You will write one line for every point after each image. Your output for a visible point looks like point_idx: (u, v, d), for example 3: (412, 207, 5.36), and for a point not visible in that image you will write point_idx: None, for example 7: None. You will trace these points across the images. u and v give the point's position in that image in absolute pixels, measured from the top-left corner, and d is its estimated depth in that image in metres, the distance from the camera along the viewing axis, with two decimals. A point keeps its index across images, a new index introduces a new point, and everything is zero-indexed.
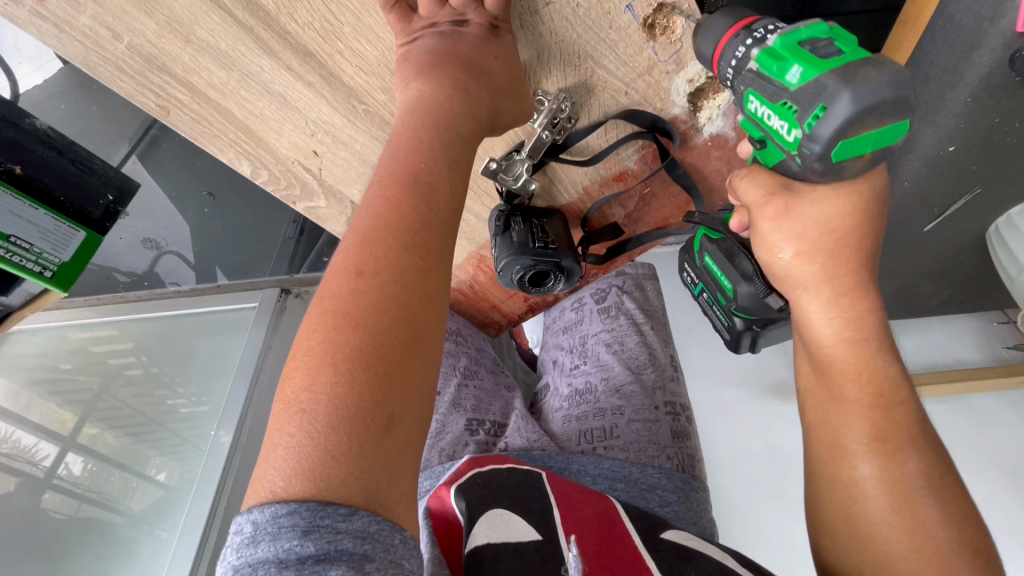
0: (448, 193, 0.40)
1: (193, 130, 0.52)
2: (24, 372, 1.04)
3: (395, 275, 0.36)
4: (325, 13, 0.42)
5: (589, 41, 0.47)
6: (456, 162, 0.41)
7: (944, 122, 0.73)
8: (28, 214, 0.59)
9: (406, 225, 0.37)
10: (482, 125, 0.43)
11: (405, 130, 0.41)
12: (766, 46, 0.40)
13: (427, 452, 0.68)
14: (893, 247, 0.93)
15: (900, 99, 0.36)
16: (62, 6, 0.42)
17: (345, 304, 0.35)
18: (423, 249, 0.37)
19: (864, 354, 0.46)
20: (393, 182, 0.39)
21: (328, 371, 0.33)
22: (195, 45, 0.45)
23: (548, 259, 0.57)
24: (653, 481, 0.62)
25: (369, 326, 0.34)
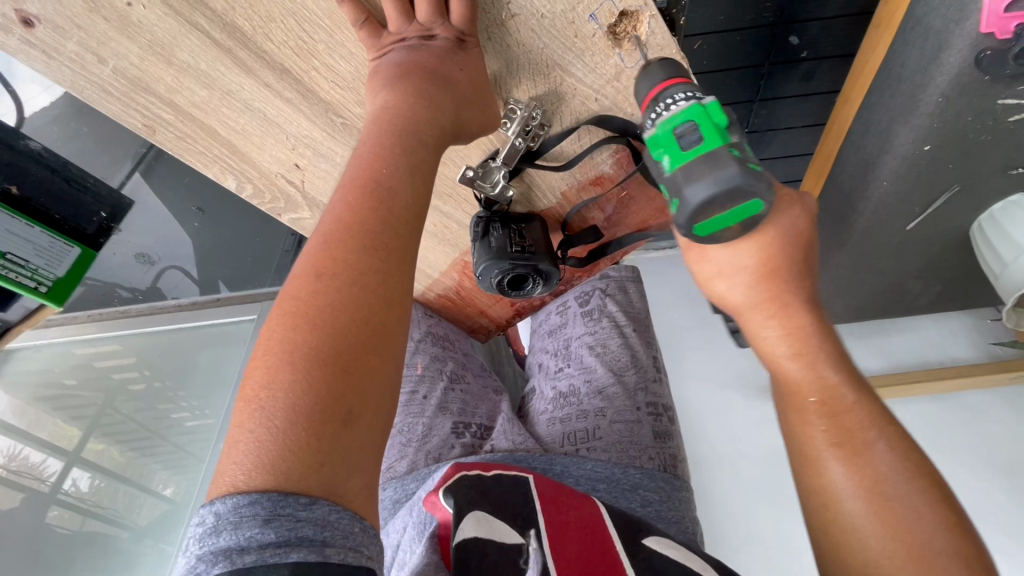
0: (410, 199, 0.41)
1: (179, 147, 0.54)
2: (29, 389, 1.04)
3: (353, 277, 0.37)
4: (299, 32, 0.44)
5: (556, 50, 0.49)
6: (420, 169, 0.43)
7: (918, 122, 0.75)
8: (24, 231, 0.61)
9: (364, 229, 0.39)
10: (446, 133, 0.45)
11: (369, 139, 0.43)
12: (651, 131, 0.44)
13: (413, 455, 0.69)
14: (878, 245, 0.94)
15: (744, 190, 0.41)
16: (50, 34, 0.44)
17: (305, 306, 0.36)
18: (382, 252, 0.39)
19: (811, 364, 0.46)
20: (353, 190, 0.41)
21: (288, 369, 0.34)
22: (176, 66, 0.47)
23: (529, 265, 0.58)
24: (634, 481, 0.63)
25: (328, 326, 0.35)
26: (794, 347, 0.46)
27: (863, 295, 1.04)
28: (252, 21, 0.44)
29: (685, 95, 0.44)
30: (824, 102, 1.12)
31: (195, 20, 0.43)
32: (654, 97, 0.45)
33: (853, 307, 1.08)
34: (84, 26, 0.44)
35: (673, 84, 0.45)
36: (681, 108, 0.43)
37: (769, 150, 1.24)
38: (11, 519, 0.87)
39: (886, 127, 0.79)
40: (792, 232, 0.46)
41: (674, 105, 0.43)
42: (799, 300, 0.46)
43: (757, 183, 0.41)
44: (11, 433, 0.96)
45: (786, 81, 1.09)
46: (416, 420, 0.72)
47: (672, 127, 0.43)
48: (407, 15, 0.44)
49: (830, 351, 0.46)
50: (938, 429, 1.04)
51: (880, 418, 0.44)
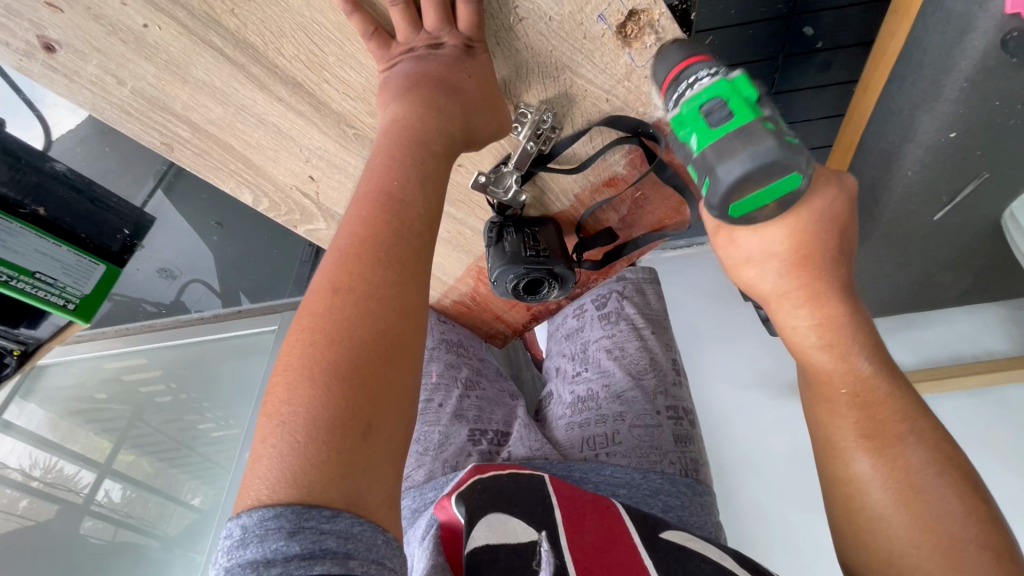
0: (422, 209, 0.41)
1: (197, 163, 0.54)
2: (61, 404, 1.09)
3: (368, 290, 0.37)
4: (309, 45, 0.45)
5: (565, 52, 0.48)
6: (430, 180, 0.43)
7: (943, 109, 0.72)
8: (52, 250, 0.63)
9: (378, 242, 0.39)
10: (456, 139, 0.45)
11: (381, 152, 0.43)
12: (676, 110, 0.41)
13: (431, 464, 0.69)
14: (904, 237, 0.91)
15: (782, 164, 0.37)
16: (70, 58, 0.45)
17: (321, 321, 0.36)
18: (396, 264, 0.39)
19: (846, 358, 0.45)
20: (366, 204, 0.41)
21: (307, 385, 0.34)
22: (192, 84, 0.47)
23: (544, 269, 0.58)
24: (654, 486, 0.62)
25: (344, 340, 0.35)
26: (827, 340, 0.44)
27: (891, 289, 1.02)
28: (264, 37, 0.44)
29: (708, 71, 0.41)
30: (841, 93, 1.10)
31: (208, 39, 0.44)
32: (676, 77, 0.43)
33: (878, 302, 1.06)
34: (102, 49, 0.44)
35: (694, 62, 0.43)
36: (704, 86, 0.40)
37: None
38: (44, 531, 0.90)
39: (909, 115, 0.77)
40: (829, 217, 0.43)
41: (697, 83, 0.41)
42: (833, 290, 0.44)
43: (797, 155, 0.37)
44: (46, 447, 1.00)
45: (800, 73, 1.08)
46: (433, 428, 0.72)
47: (697, 105, 0.40)
48: (416, 25, 0.44)
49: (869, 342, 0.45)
50: (976, 425, 1.00)
51: (907, 407, 0.44)
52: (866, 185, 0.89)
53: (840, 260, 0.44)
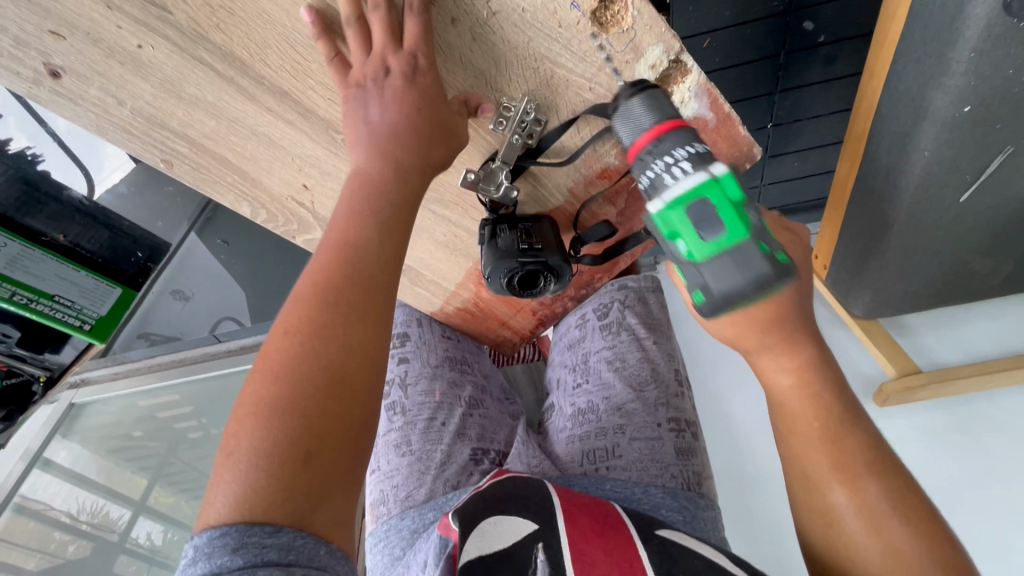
0: (376, 252, 0.44)
1: (196, 177, 0.57)
2: (98, 441, 1.28)
3: (316, 331, 0.40)
4: (292, 54, 0.47)
5: (542, 42, 0.49)
6: (385, 222, 0.45)
7: (952, 83, 0.69)
8: (72, 275, 0.67)
9: (329, 286, 0.41)
10: (410, 177, 0.46)
11: (340, 200, 0.46)
12: (660, 207, 0.45)
13: (432, 483, 0.70)
14: (928, 222, 0.86)
15: (773, 281, 0.41)
16: (75, 82, 0.48)
17: (273, 360, 0.39)
18: (344, 305, 0.41)
19: (814, 395, 0.44)
20: (324, 252, 0.43)
21: (255, 418, 0.37)
22: (186, 99, 0.49)
23: (539, 261, 0.57)
24: (655, 501, 0.64)
25: (291, 377, 0.38)
26: (801, 380, 0.44)
27: (922, 279, 0.97)
28: (249, 49, 0.46)
29: (685, 155, 0.45)
30: (850, 85, 1.08)
31: (198, 54, 0.46)
32: (651, 150, 0.47)
33: (909, 293, 1.01)
34: (102, 72, 0.47)
35: (669, 134, 0.47)
36: (688, 182, 0.44)
37: (798, 142, 1.19)
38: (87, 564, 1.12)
39: (919, 93, 0.74)
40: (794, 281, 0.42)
41: (679, 169, 0.45)
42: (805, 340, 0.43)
43: (789, 274, 0.41)
44: (88, 485, 1.21)
45: (804, 69, 1.06)
46: (434, 447, 0.73)
47: (684, 209, 0.44)
48: (366, 50, 0.45)
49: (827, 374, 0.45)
50: None
51: (873, 442, 0.45)
52: (882, 171, 0.86)
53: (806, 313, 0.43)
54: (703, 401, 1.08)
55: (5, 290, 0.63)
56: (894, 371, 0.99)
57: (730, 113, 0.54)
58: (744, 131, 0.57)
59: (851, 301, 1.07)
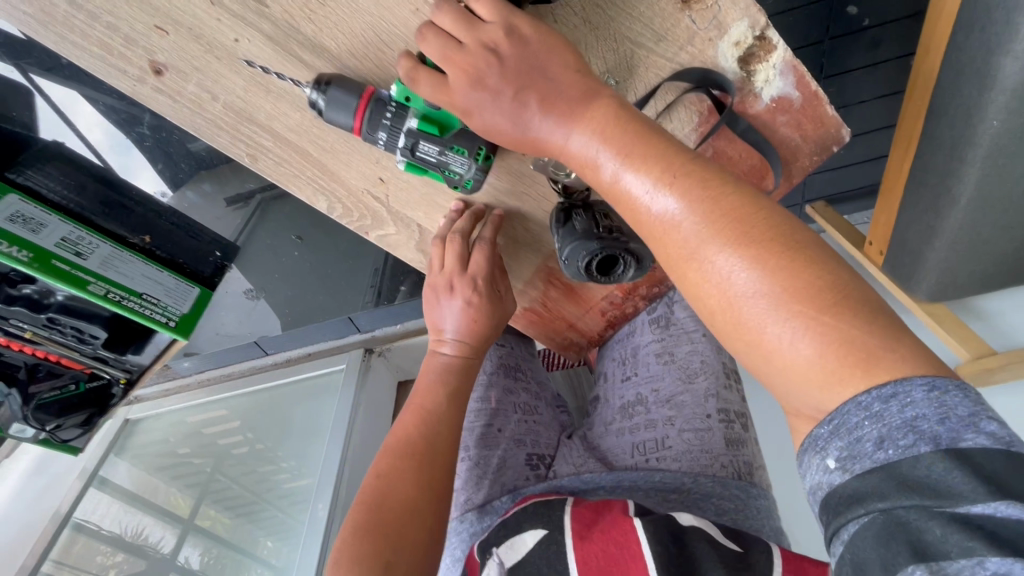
0: (445, 414, 0.58)
1: (278, 172, 0.57)
2: (150, 460, 1.34)
3: (399, 472, 0.53)
4: (377, 43, 0.48)
5: (623, 21, 0.50)
6: (454, 394, 0.59)
7: (1020, 48, 0.68)
8: (155, 274, 0.73)
9: (409, 440, 0.56)
10: (476, 352, 0.63)
11: (426, 373, 0.61)
12: (406, 164, 0.51)
13: (489, 487, 0.68)
14: (1000, 197, 0.83)
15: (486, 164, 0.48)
16: (174, 79, 0.50)
17: (367, 492, 0.52)
18: (416, 455, 0.54)
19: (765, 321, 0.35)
20: (410, 411, 0.58)
21: (353, 534, 0.50)
22: (274, 92, 0.51)
23: (620, 243, 0.55)
24: (707, 490, 0.61)
25: (381, 505, 0.51)
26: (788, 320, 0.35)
27: (993, 259, 0.93)
28: (337, 40, 0.48)
29: (386, 136, 0.49)
30: (899, 67, 1.07)
31: (290, 48, 0.48)
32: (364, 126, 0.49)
33: (979, 275, 0.97)
34: (200, 67, 0.49)
35: (362, 118, 0.48)
36: (403, 161, 0.51)
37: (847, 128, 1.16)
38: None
39: (984, 61, 0.72)
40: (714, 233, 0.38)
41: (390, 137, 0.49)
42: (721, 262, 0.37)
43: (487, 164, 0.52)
44: (140, 502, 1.24)
45: (849, 54, 1.06)
46: (491, 452, 0.72)
47: (426, 167, 0.51)
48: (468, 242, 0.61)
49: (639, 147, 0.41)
50: None
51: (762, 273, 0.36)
52: (945, 147, 0.84)
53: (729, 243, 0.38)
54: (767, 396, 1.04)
55: (101, 288, 0.68)
56: (967, 352, 0.97)
57: (818, 92, 0.53)
58: (833, 110, 0.54)
59: (913, 286, 1.05)
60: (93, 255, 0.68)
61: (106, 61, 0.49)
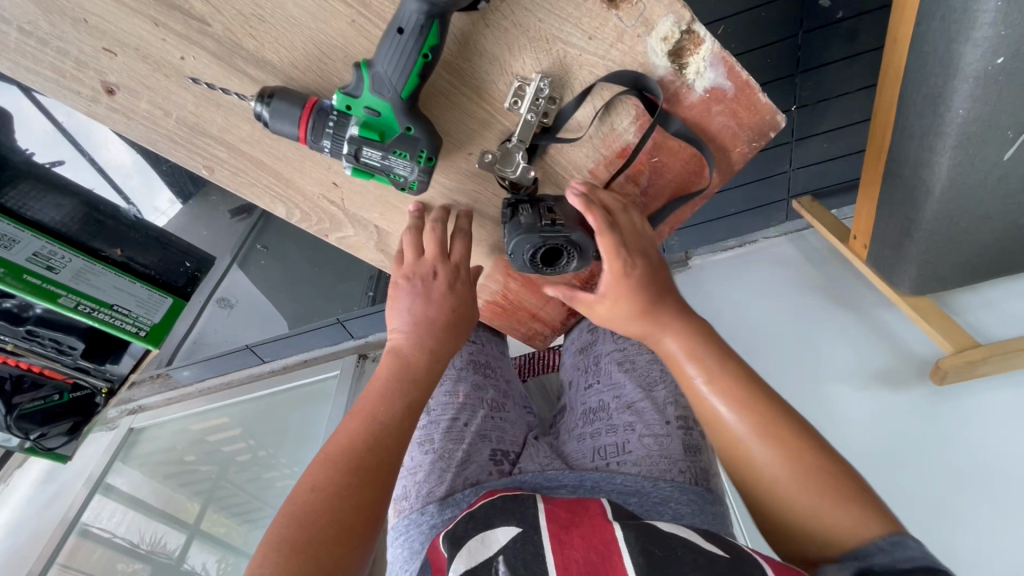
0: (394, 426, 0.50)
1: (236, 182, 0.59)
2: (156, 467, 1.35)
3: (337, 488, 0.45)
4: (318, 54, 0.50)
5: (552, 23, 0.51)
6: (408, 406, 0.51)
7: (980, 36, 0.67)
8: (128, 286, 0.78)
9: (353, 450, 0.47)
10: (433, 365, 0.55)
11: (377, 376, 0.53)
12: (352, 170, 0.52)
13: (452, 479, 0.68)
14: (972, 185, 0.83)
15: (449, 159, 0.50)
16: (129, 98, 0.52)
17: (297, 505, 0.44)
18: (359, 470, 0.46)
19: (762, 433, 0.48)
20: (353, 419, 0.50)
21: (274, 555, 0.40)
22: (224, 107, 0.53)
23: (562, 238, 0.58)
24: (664, 495, 0.60)
25: (313, 521, 0.42)
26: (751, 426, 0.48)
27: (972, 250, 0.92)
28: (279, 53, 0.50)
29: (329, 144, 0.50)
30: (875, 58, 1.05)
31: (235, 64, 0.50)
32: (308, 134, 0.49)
33: (959, 267, 0.96)
34: (151, 85, 0.52)
35: (305, 126, 0.49)
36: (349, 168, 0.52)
37: (828, 122, 1.14)
38: None
39: (948, 50, 0.72)
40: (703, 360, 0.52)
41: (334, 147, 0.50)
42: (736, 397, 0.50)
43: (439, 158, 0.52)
44: (146, 508, 1.26)
45: (826, 45, 1.03)
46: (456, 445, 0.71)
47: (371, 172, 0.52)
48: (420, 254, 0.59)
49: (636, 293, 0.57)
50: None
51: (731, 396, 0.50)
52: (915, 137, 0.83)
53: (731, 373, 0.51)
54: None
55: (72, 301, 0.73)
56: (952, 347, 0.95)
57: (749, 81, 0.53)
58: (765, 97, 0.55)
59: (896, 280, 1.03)
60: (65, 269, 0.72)
61: (61, 84, 0.51)
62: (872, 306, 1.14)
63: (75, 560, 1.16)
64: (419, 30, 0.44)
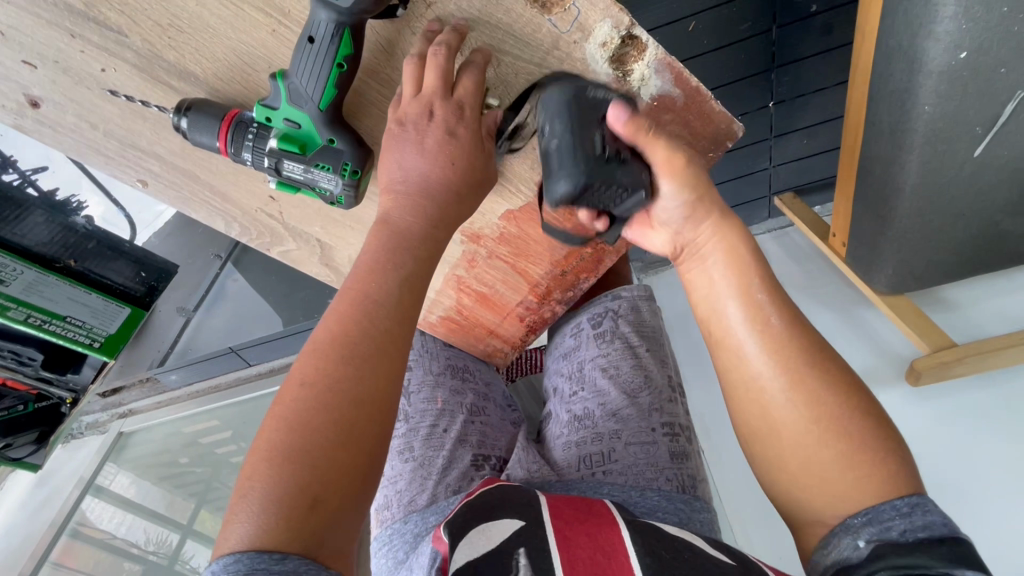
0: (394, 308, 0.45)
1: (169, 195, 0.61)
2: (146, 470, 1.37)
3: (329, 384, 0.41)
4: (240, 65, 0.49)
5: (482, 32, 0.50)
6: (409, 280, 0.46)
7: (942, 30, 0.65)
8: (86, 298, 0.91)
9: (347, 339, 0.43)
10: (441, 232, 0.49)
11: (370, 248, 0.47)
12: (277, 183, 0.53)
13: (433, 488, 0.67)
14: (944, 183, 0.80)
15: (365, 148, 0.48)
16: (55, 113, 0.54)
17: (289, 409, 0.40)
18: (359, 358, 0.42)
19: (807, 400, 0.44)
20: (344, 299, 0.45)
21: (268, 465, 0.38)
22: (151, 120, 0.54)
23: (612, 185, 0.46)
24: (651, 504, 0.61)
25: (308, 425, 0.39)
26: (793, 386, 0.44)
27: (950, 248, 0.90)
28: (201, 66, 0.50)
29: (251, 154, 0.50)
30: None
31: (156, 74, 0.50)
32: (230, 145, 0.50)
33: (939, 265, 0.94)
34: (76, 99, 0.53)
35: (226, 136, 0.49)
36: (274, 180, 0.53)
37: (805, 118, 1.11)
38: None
39: (910, 45, 0.69)
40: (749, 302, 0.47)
41: (256, 158, 0.51)
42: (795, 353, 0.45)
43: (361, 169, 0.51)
44: (135, 508, 1.28)
45: (802, 40, 1.00)
46: (436, 452, 0.70)
47: (295, 184, 0.52)
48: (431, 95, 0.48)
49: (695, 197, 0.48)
50: None
51: (780, 351, 0.45)
52: (884, 134, 0.81)
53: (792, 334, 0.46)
54: None
55: (24, 313, 0.85)
56: (926, 346, 0.93)
57: (699, 87, 0.51)
58: (719, 104, 0.52)
59: (872, 278, 1.01)
60: (17, 282, 0.82)
61: None
62: (853, 305, 1.11)
63: (68, 559, 1.19)
64: (331, 38, 0.44)
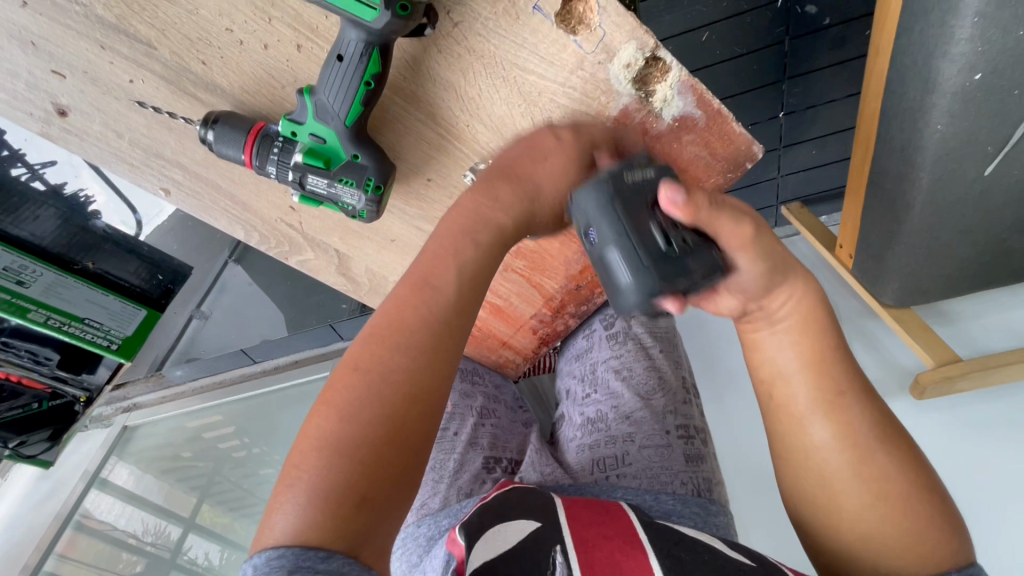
0: (449, 307, 0.45)
1: (190, 204, 0.62)
2: (148, 462, 1.36)
3: (382, 377, 0.42)
4: (266, 78, 0.50)
5: (507, 49, 0.50)
6: (463, 280, 0.46)
7: (957, 52, 0.65)
8: (103, 299, 0.91)
9: (402, 333, 0.44)
10: (499, 230, 0.49)
11: (427, 246, 0.48)
12: (299, 197, 0.54)
13: (445, 491, 0.69)
14: (954, 201, 0.81)
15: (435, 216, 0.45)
16: (81, 121, 0.56)
17: (338, 398, 0.42)
18: (415, 351, 0.43)
19: (870, 487, 0.45)
20: (403, 291, 0.46)
21: (318, 456, 0.39)
22: (175, 130, 0.55)
23: (687, 279, 0.43)
24: (667, 508, 0.60)
25: (358, 417, 0.40)
26: (865, 476, 0.45)
27: (958, 263, 0.90)
28: (226, 78, 0.50)
29: (275, 168, 0.51)
30: None
31: (184, 86, 0.51)
32: (255, 158, 0.51)
33: (946, 280, 0.94)
34: (102, 107, 0.55)
35: (251, 150, 0.50)
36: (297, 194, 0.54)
37: (814, 130, 1.11)
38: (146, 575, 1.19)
39: (925, 64, 0.70)
40: (825, 391, 0.47)
41: (280, 172, 0.52)
42: (869, 443, 0.46)
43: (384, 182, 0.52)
44: (138, 502, 1.28)
45: (812, 53, 1.00)
46: (447, 455, 0.72)
47: (317, 198, 0.53)
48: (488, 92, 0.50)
49: (772, 266, 0.46)
50: None
51: (850, 438, 0.46)
52: (896, 150, 0.81)
53: (866, 420, 0.46)
54: (730, 400, 1.03)
55: (43, 314, 0.88)
56: (932, 360, 0.94)
57: (720, 109, 0.51)
58: (739, 126, 0.53)
59: (879, 290, 1.02)
60: (36, 283, 0.84)
61: (14, 105, 0.55)
62: (859, 316, 1.11)
63: (73, 551, 1.20)
64: (359, 57, 0.44)
